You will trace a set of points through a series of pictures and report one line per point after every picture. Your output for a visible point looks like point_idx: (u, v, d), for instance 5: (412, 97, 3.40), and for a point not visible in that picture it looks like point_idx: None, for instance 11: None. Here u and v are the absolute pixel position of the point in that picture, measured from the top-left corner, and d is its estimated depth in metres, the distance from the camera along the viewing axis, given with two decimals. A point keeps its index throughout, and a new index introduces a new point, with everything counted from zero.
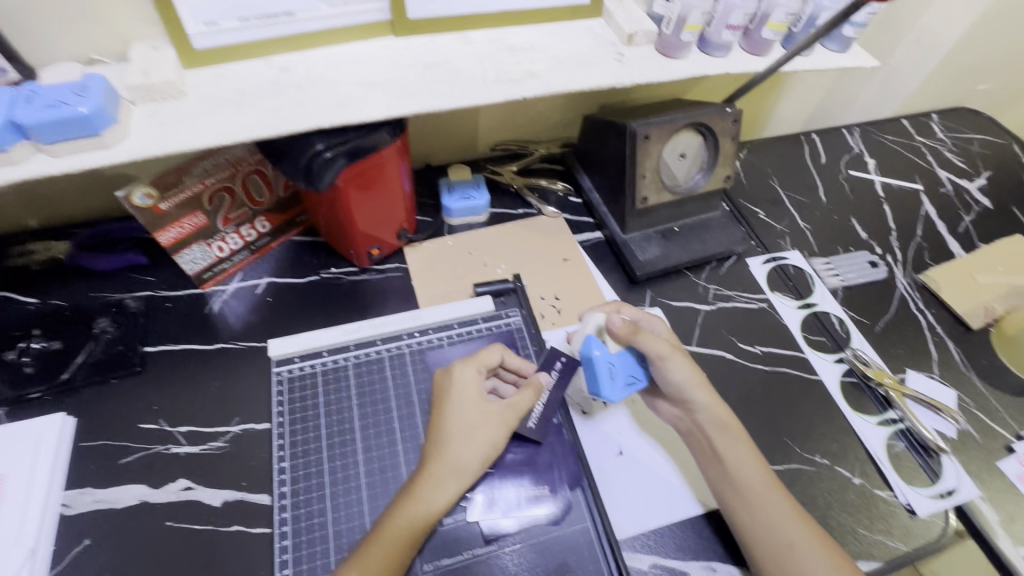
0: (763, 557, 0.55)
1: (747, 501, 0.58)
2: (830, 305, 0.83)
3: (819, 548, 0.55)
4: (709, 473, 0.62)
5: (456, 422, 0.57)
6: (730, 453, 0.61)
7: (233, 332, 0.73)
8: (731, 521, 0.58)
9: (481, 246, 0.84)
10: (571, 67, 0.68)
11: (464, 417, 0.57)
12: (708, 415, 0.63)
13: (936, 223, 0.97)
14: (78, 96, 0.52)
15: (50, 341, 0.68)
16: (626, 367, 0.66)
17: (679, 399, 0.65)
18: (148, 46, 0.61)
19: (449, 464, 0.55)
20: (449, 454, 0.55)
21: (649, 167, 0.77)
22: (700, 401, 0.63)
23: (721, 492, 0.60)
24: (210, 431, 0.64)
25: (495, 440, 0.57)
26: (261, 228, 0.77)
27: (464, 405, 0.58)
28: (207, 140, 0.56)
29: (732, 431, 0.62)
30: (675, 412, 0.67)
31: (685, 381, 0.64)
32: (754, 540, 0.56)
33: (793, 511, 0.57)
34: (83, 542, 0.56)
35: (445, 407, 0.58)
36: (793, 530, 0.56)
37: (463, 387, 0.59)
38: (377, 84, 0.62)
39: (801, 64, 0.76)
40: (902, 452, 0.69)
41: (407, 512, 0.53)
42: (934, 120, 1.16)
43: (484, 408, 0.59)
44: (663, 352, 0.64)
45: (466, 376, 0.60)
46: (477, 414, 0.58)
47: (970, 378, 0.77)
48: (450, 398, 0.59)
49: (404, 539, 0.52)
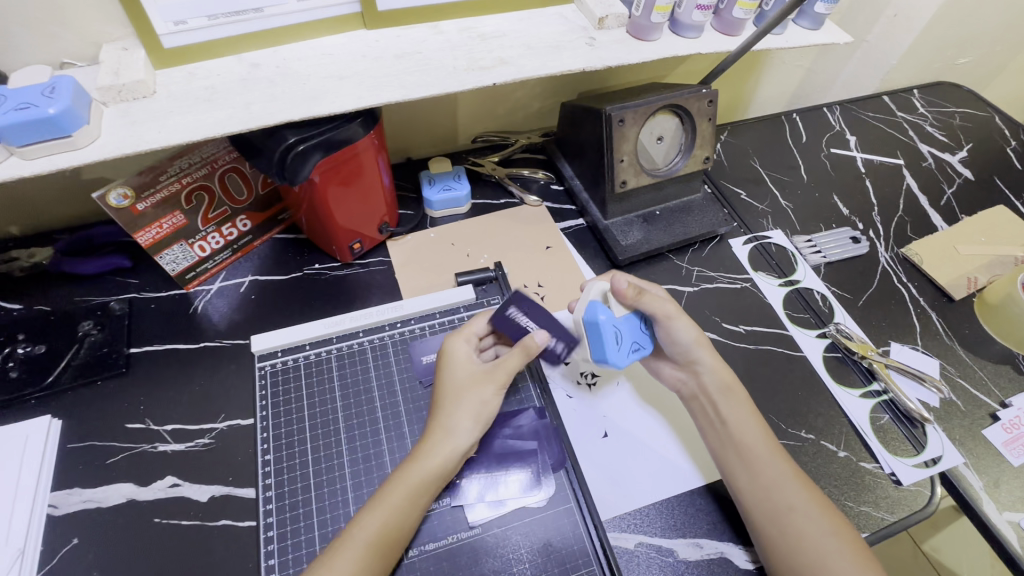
0: (761, 519, 0.56)
1: (749, 464, 0.58)
2: (812, 282, 0.83)
3: (817, 510, 0.55)
4: (709, 439, 0.63)
5: (449, 386, 0.59)
6: (733, 414, 0.62)
7: (218, 330, 0.73)
8: (731, 486, 0.59)
9: (464, 237, 0.84)
10: (542, 52, 0.68)
11: (456, 380, 0.59)
12: (713, 377, 0.64)
13: (918, 197, 0.97)
14: (47, 97, 0.52)
15: (35, 345, 0.69)
16: (632, 332, 0.65)
17: (685, 361, 0.66)
18: (118, 47, 0.62)
19: (443, 426, 0.56)
20: (443, 417, 0.57)
21: (626, 150, 0.76)
22: (706, 362, 0.65)
23: (722, 456, 0.61)
24: (196, 428, 0.65)
25: (484, 397, 0.58)
26: (242, 227, 0.77)
27: (456, 371, 0.60)
28: (178, 137, 0.56)
29: (735, 394, 0.63)
30: (679, 375, 0.68)
31: (692, 342, 0.65)
32: (753, 503, 0.57)
33: (792, 474, 0.58)
34: (72, 541, 0.57)
35: (441, 373, 0.61)
36: (793, 492, 0.56)
37: (454, 355, 0.61)
38: (347, 77, 0.62)
39: (774, 42, 0.76)
40: (888, 424, 0.69)
41: (407, 472, 0.54)
42: (915, 95, 1.16)
43: (476, 371, 0.60)
44: (670, 312, 0.65)
45: (457, 345, 0.62)
46: (468, 377, 0.59)
47: (953, 349, 0.77)
48: (443, 366, 0.61)
49: (402, 497, 0.52)
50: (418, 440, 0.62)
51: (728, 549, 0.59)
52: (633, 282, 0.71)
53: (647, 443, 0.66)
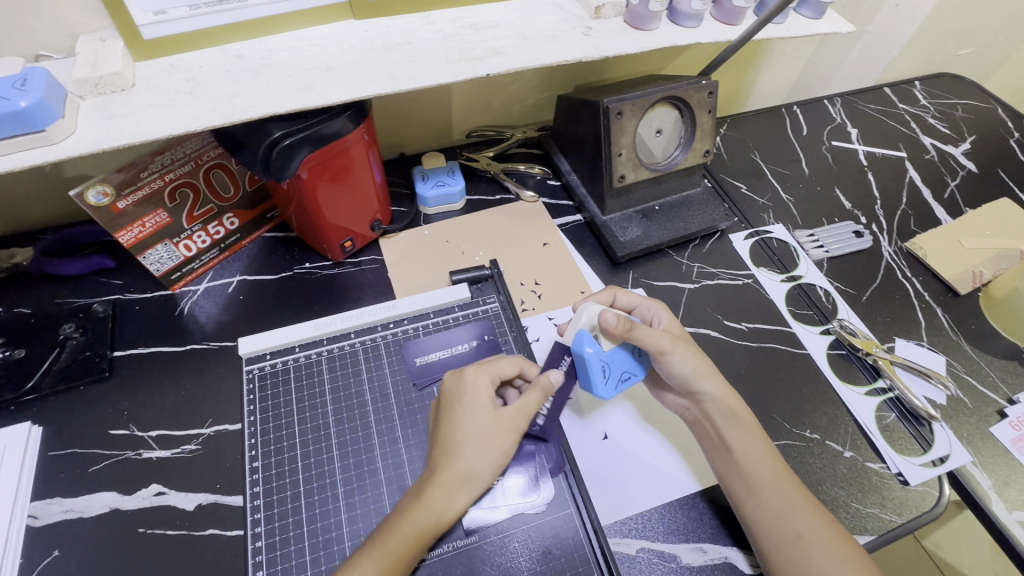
0: (769, 547, 0.54)
1: (756, 491, 0.56)
2: (815, 278, 0.81)
3: (828, 538, 0.53)
4: (714, 462, 0.60)
5: (468, 429, 0.53)
6: (738, 441, 0.59)
7: (205, 332, 0.71)
8: (738, 511, 0.57)
9: (459, 234, 0.82)
10: (537, 42, 0.66)
11: (477, 425, 0.53)
12: (717, 404, 0.61)
13: (921, 189, 0.95)
14: (18, 89, 0.49)
15: (14, 349, 0.66)
16: (621, 363, 0.64)
17: (686, 390, 0.63)
18: (96, 39, 0.59)
19: (459, 472, 0.51)
20: (459, 464, 0.51)
21: (624, 143, 0.74)
22: (709, 391, 0.61)
23: (728, 482, 0.58)
24: (182, 434, 0.63)
25: (506, 448, 0.53)
26: (230, 225, 0.75)
27: (477, 414, 0.53)
28: (158, 131, 0.54)
29: (741, 420, 0.60)
30: (681, 402, 0.65)
31: (693, 374, 0.62)
32: (760, 530, 0.55)
33: (803, 501, 0.56)
34: (52, 553, 0.55)
35: (457, 412, 0.54)
36: (802, 521, 0.54)
37: (475, 394, 0.55)
38: (335, 68, 0.60)
39: (775, 32, 0.74)
40: (893, 423, 0.68)
41: (414, 518, 0.49)
42: (917, 86, 1.14)
43: (496, 414, 0.54)
44: (665, 347, 0.61)
45: (479, 381, 0.55)
46: (490, 422, 0.53)
47: (959, 344, 0.76)
48: (459, 402, 0.54)
49: (408, 544, 0.49)
50: (412, 444, 0.60)
51: (732, 554, 0.57)
52: (624, 300, 0.69)
53: (650, 449, 0.64)
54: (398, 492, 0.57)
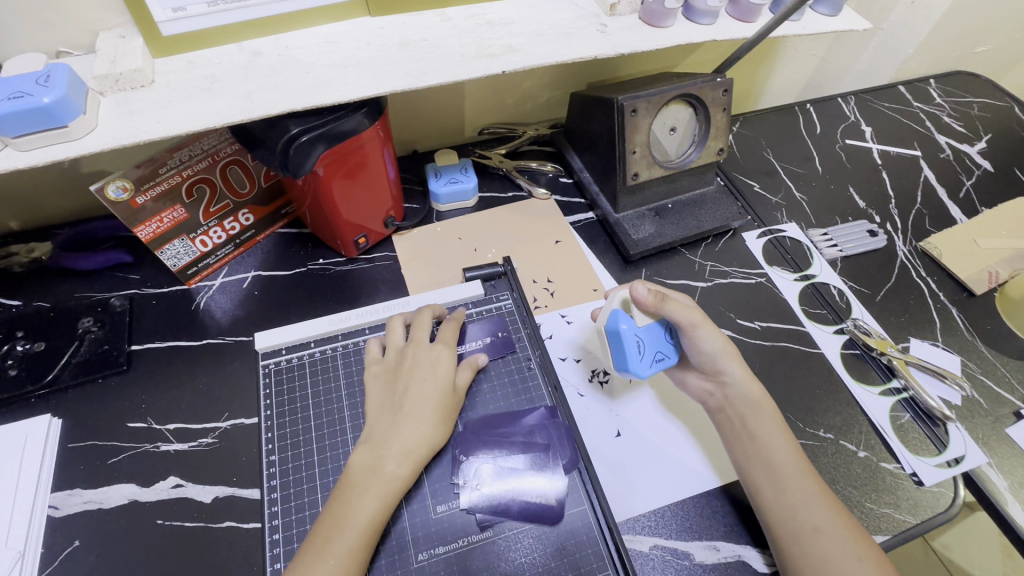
0: (785, 539, 0.54)
1: (776, 480, 0.57)
2: (829, 277, 0.81)
3: (845, 533, 0.53)
4: (733, 451, 0.61)
5: (427, 398, 0.57)
6: (762, 429, 0.60)
7: (221, 327, 0.72)
8: (755, 501, 0.57)
9: (471, 231, 0.82)
10: (552, 39, 0.65)
11: (433, 394, 0.58)
12: (741, 389, 0.62)
13: (936, 188, 0.94)
14: (41, 86, 0.50)
15: (35, 342, 0.67)
16: (655, 341, 0.63)
17: (711, 371, 0.64)
18: (115, 36, 0.60)
19: (417, 440, 0.55)
20: (422, 432, 0.56)
21: (638, 141, 0.74)
22: (733, 373, 0.62)
23: (748, 471, 0.58)
24: (199, 428, 0.63)
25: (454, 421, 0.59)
26: (245, 221, 0.75)
27: (436, 384, 0.59)
28: (178, 127, 0.54)
29: (764, 409, 0.61)
30: (706, 387, 0.65)
31: (719, 352, 0.63)
32: (778, 521, 0.55)
33: (820, 494, 0.56)
34: (73, 544, 0.56)
35: (419, 380, 0.58)
36: (819, 513, 0.54)
37: (439, 366, 0.60)
38: (352, 65, 0.60)
39: (791, 29, 0.73)
40: (908, 423, 0.67)
41: (374, 487, 0.52)
42: (932, 85, 1.13)
43: (453, 392, 0.60)
44: (695, 321, 0.62)
45: (449, 360, 0.61)
46: (446, 394, 0.59)
47: (974, 344, 0.75)
48: (424, 373, 0.59)
49: (374, 518, 0.51)
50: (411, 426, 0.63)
51: (746, 553, 0.57)
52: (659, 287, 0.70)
53: (666, 443, 0.64)
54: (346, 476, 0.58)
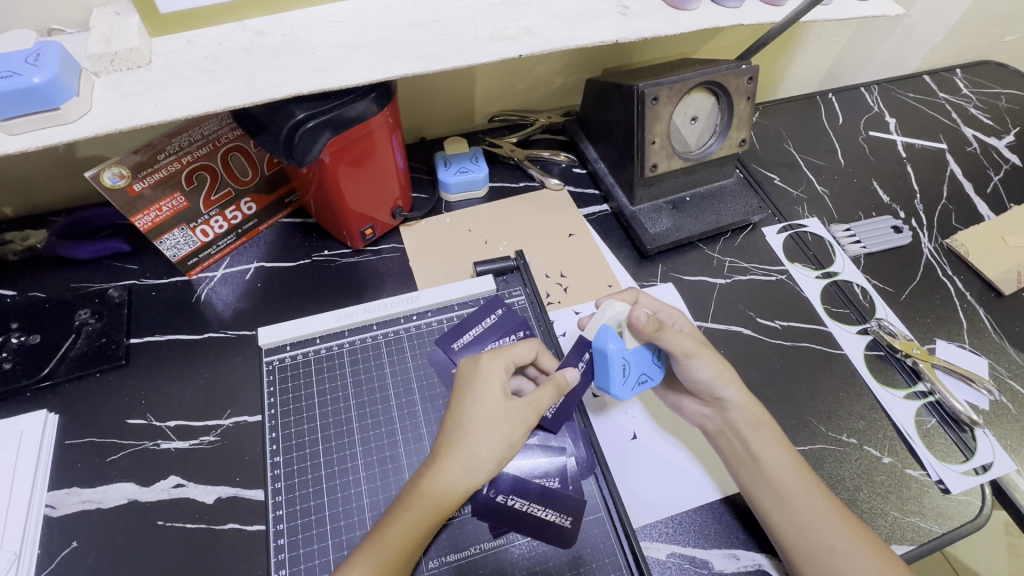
0: (800, 559, 0.52)
1: (783, 501, 0.54)
2: (851, 274, 0.78)
3: (862, 549, 0.51)
4: (738, 474, 0.58)
5: (477, 415, 0.49)
6: (764, 450, 0.57)
7: (222, 320, 0.69)
8: (765, 522, 0.55)
9: (482, 223, 0.79)
10: (572, 21, 0.62)
11: (484, 410, 0.50)
12: (740, 412, 0.59)
13: (962, 183, 0.91)
14: (31, 64, 0.47)
15: (29, 334, 0.65)
16: (641, 364, 0.60)
17: (708, 397, 0.61)
18: (110, 11, 0.56)
19: (461, 460, 0.48)
20: (461, 450, 0.48)
21: (658, 131, 0.71)
22: (732, 398, 0.59)
23: (753, 493, 0.56)
24: (200, 425, 0.61)
25: (512, 438, 0.49)
26: (247, 210, 0.73)
27: (486, 398, 0.50)
28: (177, 111, 0.51)
29: (766, 429, 0.58)
30: (702, 411, 0.62)
31: (716, 379, 0.59)
32: (790, 541, 0.53)
33: (834, 510, 0.54)
34: (71, 545, 0.54)
35: (465, 398, 0.51)
36: (834, 531, 0.52)
37: (487, 379, 0.52)
38: (361, 47, 0.57)
39: (822, 14, 0.69)
40: (934, 428, 0.65)
41: (409, 505, 0.47)
42: (958, 75, 1.09)
43: (508, 402, 0.51)
44: (689, 350, 0.59)
45: (492, 368, 0.52)
46: (499, 409, 0.50)
47: (1003, 347, 0.72)
48: (473, 389, 0.51)
49: (404, 538, 0.47)
50: (431, 420, 0.60)
51: (765, 561, 0.56)
52: (646, 304, 0.66)
53: (677, 450, 0.62)
54: (367, 477, 0.56)
